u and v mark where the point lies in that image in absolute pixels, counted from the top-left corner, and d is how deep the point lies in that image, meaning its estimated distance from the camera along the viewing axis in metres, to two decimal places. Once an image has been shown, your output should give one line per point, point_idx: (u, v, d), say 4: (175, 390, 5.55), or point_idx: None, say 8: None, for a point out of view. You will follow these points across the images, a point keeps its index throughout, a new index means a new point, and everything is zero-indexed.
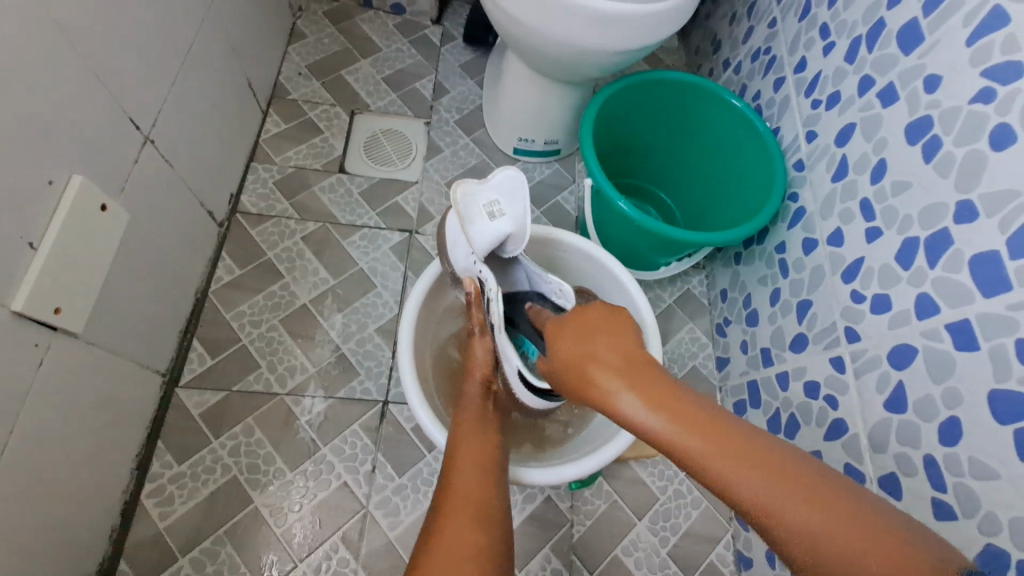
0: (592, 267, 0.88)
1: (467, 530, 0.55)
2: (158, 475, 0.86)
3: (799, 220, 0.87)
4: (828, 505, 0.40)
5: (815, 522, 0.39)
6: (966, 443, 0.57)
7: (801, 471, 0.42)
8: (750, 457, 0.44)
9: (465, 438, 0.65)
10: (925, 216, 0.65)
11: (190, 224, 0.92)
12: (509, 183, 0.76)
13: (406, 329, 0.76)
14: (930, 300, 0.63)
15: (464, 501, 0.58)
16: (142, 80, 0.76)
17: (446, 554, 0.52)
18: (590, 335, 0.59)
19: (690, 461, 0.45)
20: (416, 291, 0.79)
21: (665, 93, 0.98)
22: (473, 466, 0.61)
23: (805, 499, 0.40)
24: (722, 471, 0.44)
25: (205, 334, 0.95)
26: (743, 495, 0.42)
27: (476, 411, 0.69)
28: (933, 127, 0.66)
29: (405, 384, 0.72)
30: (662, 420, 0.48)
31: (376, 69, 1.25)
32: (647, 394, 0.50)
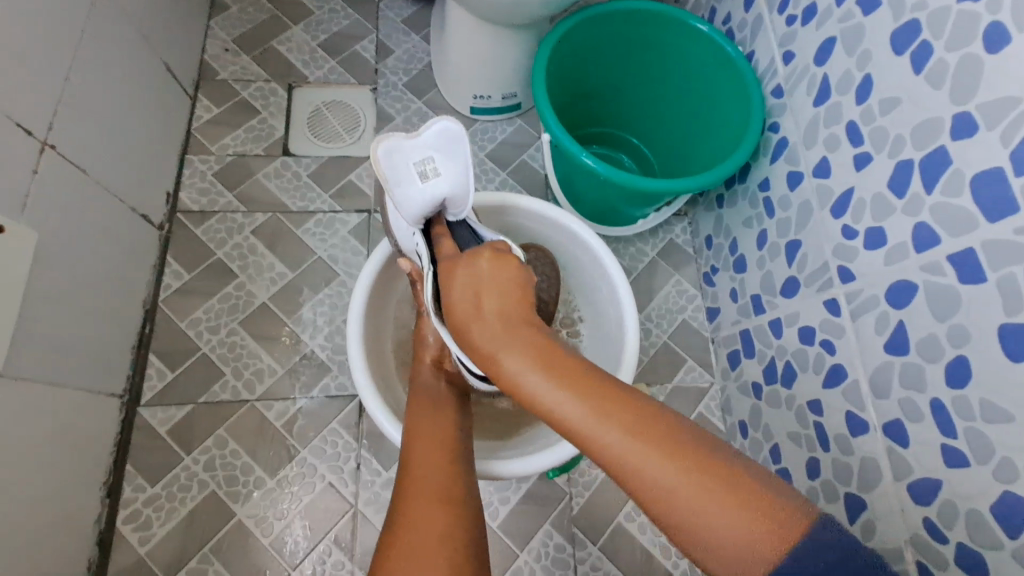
0: (553, 233, 0.81)
1: (431, 513, 0.51)
2: (132, 500, 0.82)
3: (782, 152, 0.79)
4: (691, 471, 0.40)
5: (673, 481, 0.40)
6: (976, 384, 0.52)
7: (673, 429, 0.43)
8: (648, 428, 0.43)
9: (425, 421, 0.61)
10: (919, 135, 0.58)
11: (122, 232, 0.84)
12: (443, 135, 0.67)
13: (354, 326, 0.70)
14: (928, 229, 0.57)
15: (426, 485, 0.54)
16: (22, 77, 0.66)
17: (411, 545, 0.49)
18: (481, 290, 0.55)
19: (576, 423, 0.45)
20: (363, 283, 0.72)
21: (623, 26, 0.89)
22: (432, 447, 0.58)
23: (683, 469, 0.40)
24: (593, 428, 0.44)
25: (160, 348, 0.89)
26: (613, 454, 0.43)
27: (431, 393, 0.65)
28: (921, 32, 0.58)
29: (359, 385, 0.67)
30: (569, 405, 0.45)
31: (311, 35, 1.13)
32: (546, 365, 0.48)
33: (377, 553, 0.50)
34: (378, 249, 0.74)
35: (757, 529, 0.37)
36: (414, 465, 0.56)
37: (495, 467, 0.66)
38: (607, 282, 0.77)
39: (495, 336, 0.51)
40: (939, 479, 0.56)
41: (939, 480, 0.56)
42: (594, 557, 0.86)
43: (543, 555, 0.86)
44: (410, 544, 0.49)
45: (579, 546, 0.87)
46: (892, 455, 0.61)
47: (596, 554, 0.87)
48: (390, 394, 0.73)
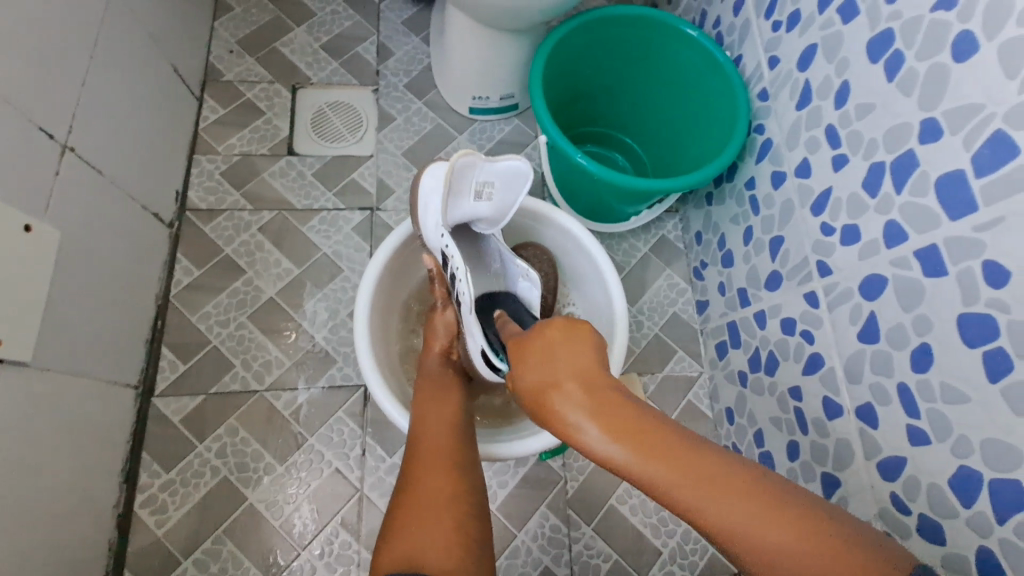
0: (527, 219, 0.85)
1: (437, 480, 0.56)
2: (148, 485, 0.86)
3: (767, 152, 0.84)
4: (759, 507, 0.43)
5: (763, 534, 0.42)
6: (937, 369, 0.57)
7: (751, 486, 0.44)
8: (722, 490, 0.44)
9: (431, 401, 0.65)
10: (890, 138, 0.63)
11: (135, 230, 0.88)
12: (513, 171, 0.67)
13: (359, 321, 0.73)
14: (897, 227, 0.61)
15: (433, 455, 0.58)
16: (43, 82, 0.70)
17: (420, 508, 0.54)
18: (542, 359, 0.55)
19: (675, 501, 0.45)
20: (368, 281, 0.75)
21: (617, 31, 0.92)
22: (440, 424, 0.62)
23: (768, 519, 0.42)
24: (707, 514, 0.44)
25: (173, 341, 0.93)
26: (713, 524, 0.43)
27: (438, 377, 0.70)
28: (895, 42, 0.62)
29: (366, 376, 0.71)
30: (613, 447, 0.48)
31: (313, 36, 1.16)
32: (602, 415, 0.49)
33: (387, 517, 0.55)
34: (398, 230, 0.78)
35: None
36: (422, 438, 0.61)
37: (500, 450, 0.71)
38: (589, 257, 0.82)
39: (564, 392, 0.52)
40: (903, 457, 0.61)
41: (904, 458, 0.61)
42: (587, 537, 0.91)
43: (540, 535, 0.90)
44: (417, 505, 0.54)
45: (573, 527, 0.91)
46: (863, 436, 0.66)
47: (589, 534, 0.91)
48: (396, 382, 0.77)
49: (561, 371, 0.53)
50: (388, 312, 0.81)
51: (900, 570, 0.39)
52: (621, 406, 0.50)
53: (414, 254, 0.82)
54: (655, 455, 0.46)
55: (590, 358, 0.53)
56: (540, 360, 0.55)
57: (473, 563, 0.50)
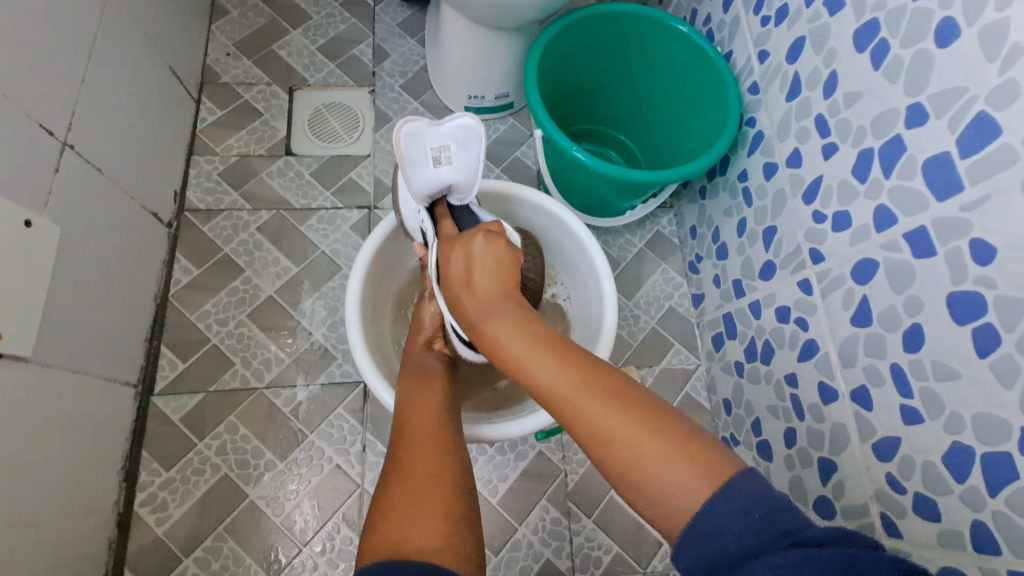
0: (522, 210, 0.86)
1: (422, 468, 0.56)
2: (148, 483, 0.86)
3: (758, 144, 0.85)
4: (644, 427, 0.47)
5: (634, 434, 0.46)
6: (928, 348, 0.58)
7: (619, 389, 0.50)
8: (592, 383, 0.50)
9: (417, 394, 0.65)
10: (878, 125, 0.64)
11: (134, 229, 0.88)
12: (464, 129, 0.72)
13: (353, 314, 0.73)
14: (887, 211, 0.63)
15: (417, 446, 0.58)
16: (42, 81, 0.70)
17: (410, 492, 0.53)
18: (478, 260, 0.64)
19: (562, 402, 0.50)
20: (360, 268, 0.75)
21: (610, 28, 0.94)
22: (425, 416, 0.62)
23: (633, 420, 0.47)
24: (582, 411, 0.49)
25: (172, 340, 0.93)
26: (601, 429, 0.48)
27: (424, 367, 0.69)
28: (880, 31, 0.63)
29: (363, 368, 0.71)
30: (524, 357, 0.54)
31: (310, 39, 1.18)
32: (521, 328, 0.56)
33: (373, 506, 0.54)
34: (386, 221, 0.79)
35: (683, 475, 0.43)
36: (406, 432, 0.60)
37: (525, 425, 0.71)
38: (582, 251, 0.83)
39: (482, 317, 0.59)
40: (899, 437, 0.62)
41: (899, 437, 0.62)
42: (588, 530, 0.91)
43: (541, 528, 0.91)
44: (409, 487, 0.54)
45: (574, 519, 0.92)
46: (859, 418, 0.67)
47: (590, 527, 0.91)
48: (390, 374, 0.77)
49: (478, 279, 0.62)
50: (380, 304, 0.81)
51: (716, 467, 0.43)
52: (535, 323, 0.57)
53: (401, 247, 0.83)
54: (560, 364, 0.52)
55: (511, 275, 0.63)
56: (477, 261, 0.64)
57: (465, 547, 0.50)
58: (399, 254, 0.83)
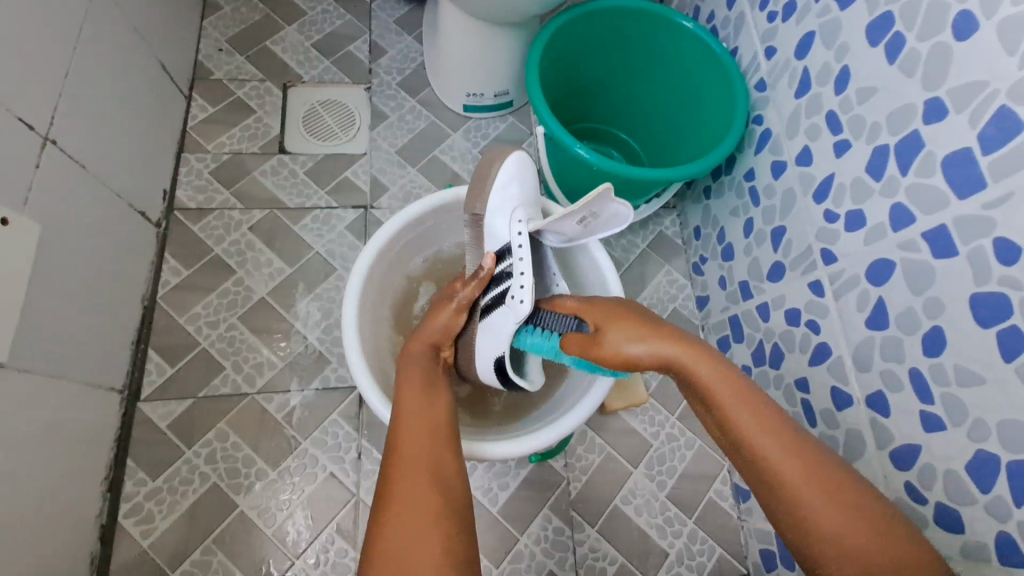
0: None
1: (423, 494, 0.53)
2: (133, 494, 0.82)
3: (766, 142, 0.83)
4: (844, 495, 0.49)
5: (838, 509, 0.49)
6: (950, 351, 0.56)
7: (835, 473, 0.50)
8: (807, 463, 0.51)
9: (414, 402, 0.60)
10: (894, 120, 0.62)
11: (120, 229, 0.85)
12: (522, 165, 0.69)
13: (350, 329, 0.70)
14: (904, 209, 0.60)
15: (417, 467, 0.55)
16: (20, 71, 0.67)
17: (408, 519, 0.51)
18: (637, 333, 0.61)
19: (753, 454, 0.53)
20: (353, 294, 0.72)
21: (613, 24, 0.92)
22: (423, 432, 0.58)
23: (838, 494, 0.49)
24: (788, 477, 0.51)
25: (160, 343, 0.90)
26: (787, 478, 0.51)
27: (423, 373, 0.64)
28: (895, 24, 0.61)
29: (362, 387, 0.68)
30: (732, 407, 0.55)
31: (304, 35, 1.15)
32: (742, 397, 0.55)
33: (370, 525, 0.52)
34: (375, 237, 0.75)
35: (899, 562, 0.46)
36: (403, 449, 0.56)
37: (529, 443, 0.68)
38: (587, 254, 0.81)
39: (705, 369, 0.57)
40: (918, 444, 0.59)
41: (918, 445, 0.59)
42: (592, 539, 0.88)
43: (543, 538, 0.88)
44: (404, 514, 0.51)
45: (577, 529, 0.89)
46: (875, 425, 0.64)
47: (594, 537, 0.89)
48: (386, 381, 0.74)
49: (643, 345, 0.60)
50: (378, 311, 0.79)
51: (928, 564, 0.46)
52: (757, 397, 0.56)
53: (393, 261, 0.79)
54: (768, 427, 0.53)
55: (694, 341, 0.59)
56: (640, 334, 0.61)
57: None
58: (394, 266, 0.80)
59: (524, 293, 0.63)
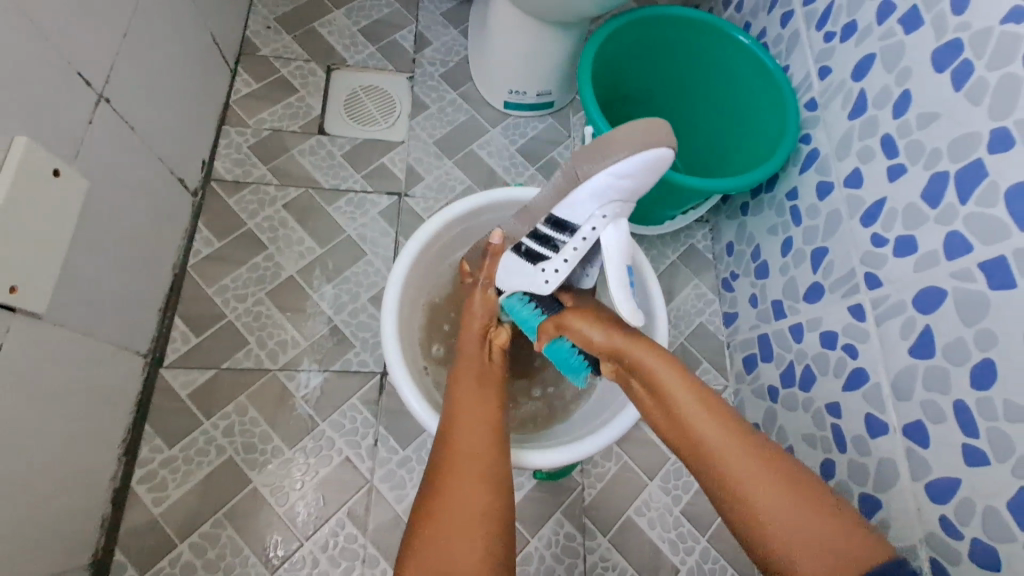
0: None
1: (466, 493, 0.53)
2: (148, 460, 0.82)
3: (813, 162, 0.82)
4: (770, 469, 0.53)
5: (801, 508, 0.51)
6: (1001, 386, 0.55)
7: (771, 458, 0.54)
8: (748, 453, 0.54)
9: (467, 398, 0.60)
10: (955, 148, 0.61)
11: (159, 194, 0.85)
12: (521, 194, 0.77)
13: (391, 335, 0.67)
14: (960, 238, 0.60)
15: (468, 462, 0.55)
16: (83, 26, 0.67)
17: (449, 515, 0.52)
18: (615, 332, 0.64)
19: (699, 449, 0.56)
20: (389, 307, 0.69)
21: (666, 32, 0.92)
22: (475, 426, 0.58)
23: (772, 475, 0.53)
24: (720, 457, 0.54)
25: (187, 312, 0.90)
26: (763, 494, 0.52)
27: (477, 365, 0.64)
28: (964, 52, 0.61)
29: (404, 393, 0.65)
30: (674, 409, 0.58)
31: (352, 20, 1.15)
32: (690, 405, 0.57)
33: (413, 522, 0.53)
34: (406, 249, 0.72)
35: (846, 541, 0.49)
36: (456, 441, 0.57)
37: (558, 457, 0.65)
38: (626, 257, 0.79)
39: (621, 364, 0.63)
40: (958, 478, 0.58)
41: (958, 479, 0.58)
42: (603, 548, 0.87)
43: (553, 543, 0.86)
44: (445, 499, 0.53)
45: (588, 536, 0.87)
46: (911, 455, 0.63)
47: (605, 546, 0.87)
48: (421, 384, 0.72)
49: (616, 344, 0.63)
50: (414, 310, 0.77)
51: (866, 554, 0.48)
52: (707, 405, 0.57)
53: (428, 264, 0.77)
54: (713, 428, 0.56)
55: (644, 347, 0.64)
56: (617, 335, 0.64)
57: None
58: (430, 266, 0.78)
59: (552, 279, 0.66)
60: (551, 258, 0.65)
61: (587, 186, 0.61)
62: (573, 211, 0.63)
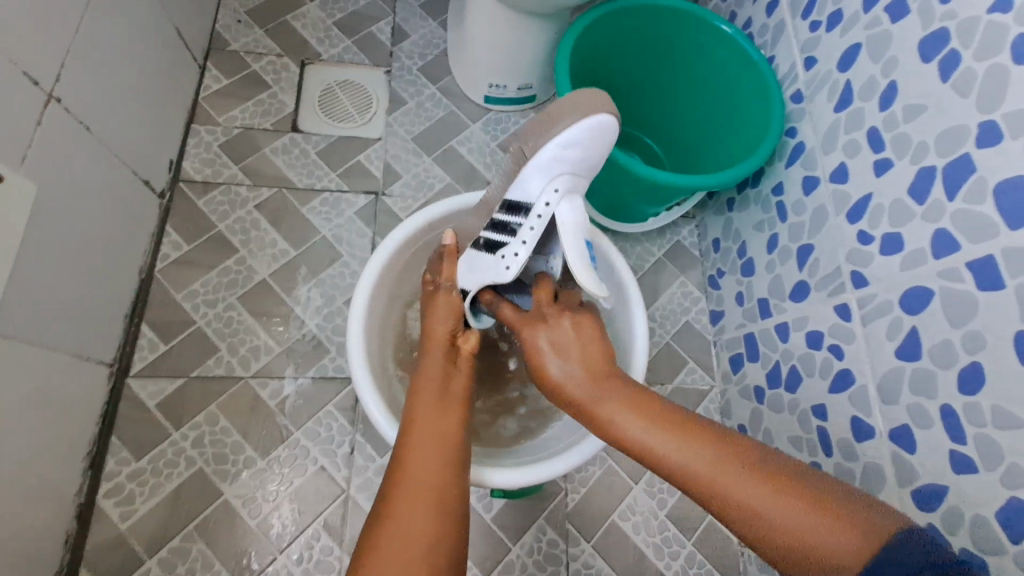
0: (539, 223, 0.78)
1: (421, 522, 0.50)
2: (115, 473, 0.79)
3: (799, 156, 0.79)
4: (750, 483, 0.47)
5: (809, 519, 0.44)
6: (989, 391, 0.52)
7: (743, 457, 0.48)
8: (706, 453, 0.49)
9: (425, 416, 0.57)
10: (942, 142, 0.58)
11: (121, 197, 0.82)
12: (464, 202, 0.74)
13: (359, 363, 0.64)
14: (948, 236, 0.57)
15: (420, 488, 0.52)
16: (25, 21, 0.63)
17: (396, 537, 0.49)
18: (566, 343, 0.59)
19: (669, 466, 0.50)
20: (354, 334, 0.65)
21: (649, 21, 0.88)
22: (432, 447, 0.55)
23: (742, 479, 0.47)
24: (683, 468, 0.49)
25: (155, 319, 0.87)
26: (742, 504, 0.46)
27: (437, 378, 0.61)
28: (950, 41, 0.58)
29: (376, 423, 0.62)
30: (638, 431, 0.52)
31: (326, 13, 1.11)
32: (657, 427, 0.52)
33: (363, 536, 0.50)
34: (368, 272, 0.68)
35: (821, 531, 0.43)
36: (410, 463, 0.53)
37: (517, 477, 0.61)
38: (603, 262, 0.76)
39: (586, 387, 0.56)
40: (944, 486, 0.56)
41: (945, 486, 0.56)
42: (587, 555, 0.85)
43: (536, 551, 0.84)
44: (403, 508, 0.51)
45: (572, 543, 0.85)
46: (897, 461, 0.61)
47: (589, 552, 0.85)
48: (387, 392, 0.69)
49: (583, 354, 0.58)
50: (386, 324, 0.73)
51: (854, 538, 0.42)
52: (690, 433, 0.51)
53: (397, 278, 0.74)
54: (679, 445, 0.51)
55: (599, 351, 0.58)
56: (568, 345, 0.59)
57: None
58: (400, 278, 0.74)
59: (515, 264, 0.62)
60: (508, 243, 0.63)
61: (535, 163, 0.60)
62: (526, 192, 0.62)
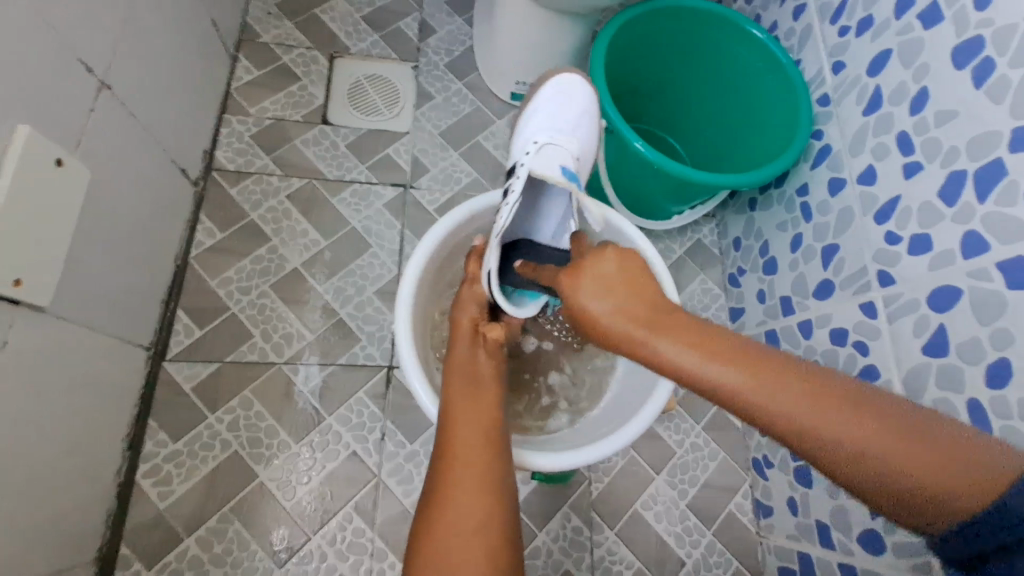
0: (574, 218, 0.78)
1: (471, 509, 0.50)
2: (153, 454, 0.81)
3: (825, 157, 0.81)
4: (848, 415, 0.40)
5: (916, 455, 0.38)
6: (1016, 385, 0.55)
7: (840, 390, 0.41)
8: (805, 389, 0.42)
9: (461, 404, 0.57)
10: (975, 147, 0.61)
11: (162, 185, 0.83)
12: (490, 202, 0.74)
13: (408, 354, 0.65)
14: (978, 237, 0.60)
15: (469, 477, 0.52)
16: (83, 11, 0.64)
17: (453, 531, 0.49)
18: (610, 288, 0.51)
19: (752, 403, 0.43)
20: (402, 326, 0.66)
21: (682, 24, 0.91)
22: (472, 436, 0.55)
23: (844, 410, 0.40)
24: (771, 403, 0.42)
25: (190, 305, 0.88)
26: (847, 465, 0.40)
27: (468, 365, 0.61)
28: (986, 49, 0.60)
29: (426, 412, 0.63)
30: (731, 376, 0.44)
31: (355, 7, 1.13)
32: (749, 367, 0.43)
33: (416, 532, 0.51)
34: (412, 264, 0.69)
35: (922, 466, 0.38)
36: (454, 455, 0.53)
37: (554, 462, 0.63)
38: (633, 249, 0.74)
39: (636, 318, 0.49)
40: None
41: None
42: (610, 542, 0.88)
43: (561, 537, 0.87)
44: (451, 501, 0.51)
45: (596, 530, 0.88)
46: None
47: (612, 539, 0.88)
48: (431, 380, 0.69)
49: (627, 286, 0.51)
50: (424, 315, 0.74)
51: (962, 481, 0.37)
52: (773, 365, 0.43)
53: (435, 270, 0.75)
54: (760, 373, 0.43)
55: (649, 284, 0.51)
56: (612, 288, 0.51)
57: None
58: (438, 270, 0.75)
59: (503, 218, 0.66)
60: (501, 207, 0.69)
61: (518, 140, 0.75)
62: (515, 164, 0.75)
